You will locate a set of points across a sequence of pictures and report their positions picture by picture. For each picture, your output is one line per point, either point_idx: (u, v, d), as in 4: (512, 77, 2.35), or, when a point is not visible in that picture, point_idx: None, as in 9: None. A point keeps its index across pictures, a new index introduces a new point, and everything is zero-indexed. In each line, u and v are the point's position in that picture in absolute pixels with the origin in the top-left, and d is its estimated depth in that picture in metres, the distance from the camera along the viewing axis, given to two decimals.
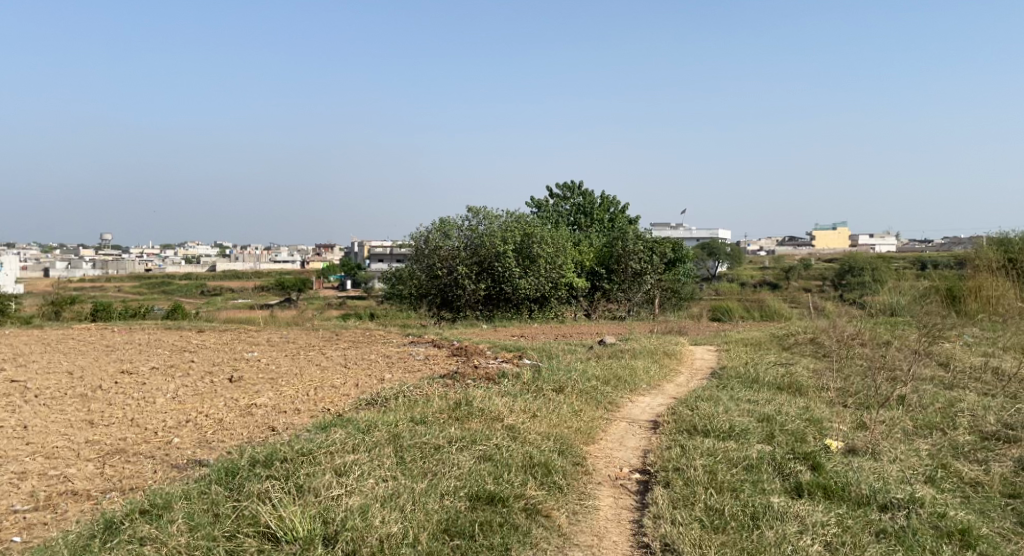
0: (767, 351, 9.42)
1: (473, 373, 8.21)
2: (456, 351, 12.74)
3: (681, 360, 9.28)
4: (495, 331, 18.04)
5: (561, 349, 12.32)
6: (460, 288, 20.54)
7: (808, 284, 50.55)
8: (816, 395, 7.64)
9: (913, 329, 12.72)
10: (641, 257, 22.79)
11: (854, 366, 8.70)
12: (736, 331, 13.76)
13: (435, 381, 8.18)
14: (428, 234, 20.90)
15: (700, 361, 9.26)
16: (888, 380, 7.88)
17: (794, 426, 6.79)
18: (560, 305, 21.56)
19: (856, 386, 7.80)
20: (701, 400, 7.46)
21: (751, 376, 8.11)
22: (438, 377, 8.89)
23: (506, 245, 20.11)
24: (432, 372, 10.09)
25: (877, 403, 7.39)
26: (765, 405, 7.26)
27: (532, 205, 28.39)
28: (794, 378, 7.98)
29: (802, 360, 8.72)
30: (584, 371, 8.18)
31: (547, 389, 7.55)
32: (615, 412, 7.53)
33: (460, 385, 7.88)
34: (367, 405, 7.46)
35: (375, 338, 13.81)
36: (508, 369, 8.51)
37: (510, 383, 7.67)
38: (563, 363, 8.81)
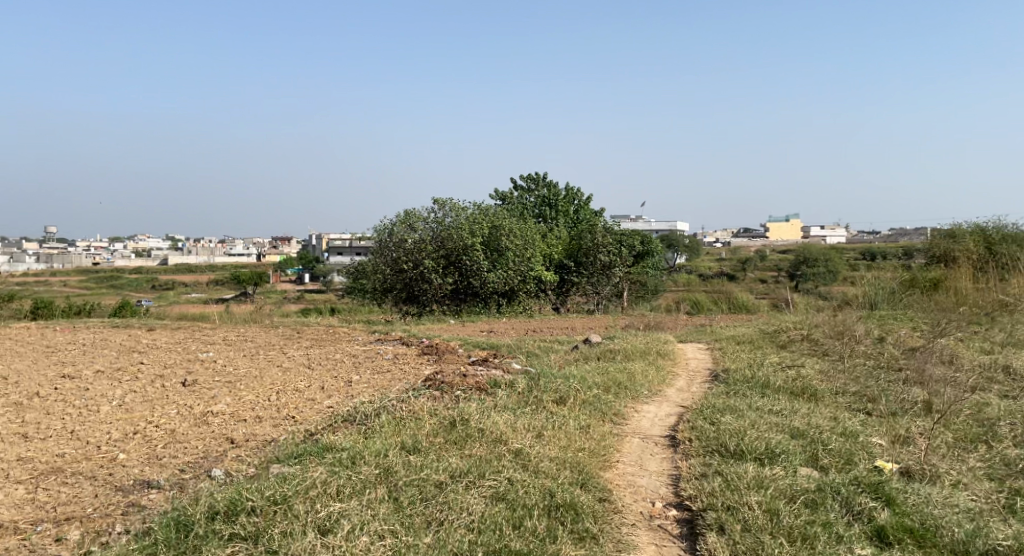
0: (766, 350, 8.86)
1: (458, 381, 7.52)
2: (428, 350, 11.99)
3: (675, 360, 8.67)
4: (463, 326, 17.33)
5: (540, 349, 11.66)
6: (426, 282, 19.69)
7: (767, 275, 50.60)
8: (834, 401, 7.09)
9: (898, 325, 12.32)
10: (610, 250, 22.17)
11: (862, 367, 8.19)
12: (716, 327, 13.25)
13: (417, 389, 7.47)
14: (391, 227, 19.99)
15: (695, 363, 8.66)
16: (908, 385, 7.37)
17: (839, 445, 6.17)
18: (528, 299, 20.91)
19: (874, 389, 7.27)
20: (721, 413, 6.85)
21: (761, 380, 7.52)
22: (418, 384, 8.19)
23: (474, 238, 19.38)
24: (408, 377, 9.38)
25: (909, 410, 6.85)
26: (794, 418, 6.64)
27: (496, 197, 27.69)
28: (806, 382, 7.42)
29: (807, 360, 8.18)
30: (581, 379, 7.54)
31: (548, 401, 6.92)
32: (623, 426, 6.94)
33: (447, 395, 7.20)
34: (343, 420, 6.73)
35: (339, 336, 13.00)
36: (496, 376, 7.83)
37: (505, 395, 7.01)
38: (554, 368, 8.16)
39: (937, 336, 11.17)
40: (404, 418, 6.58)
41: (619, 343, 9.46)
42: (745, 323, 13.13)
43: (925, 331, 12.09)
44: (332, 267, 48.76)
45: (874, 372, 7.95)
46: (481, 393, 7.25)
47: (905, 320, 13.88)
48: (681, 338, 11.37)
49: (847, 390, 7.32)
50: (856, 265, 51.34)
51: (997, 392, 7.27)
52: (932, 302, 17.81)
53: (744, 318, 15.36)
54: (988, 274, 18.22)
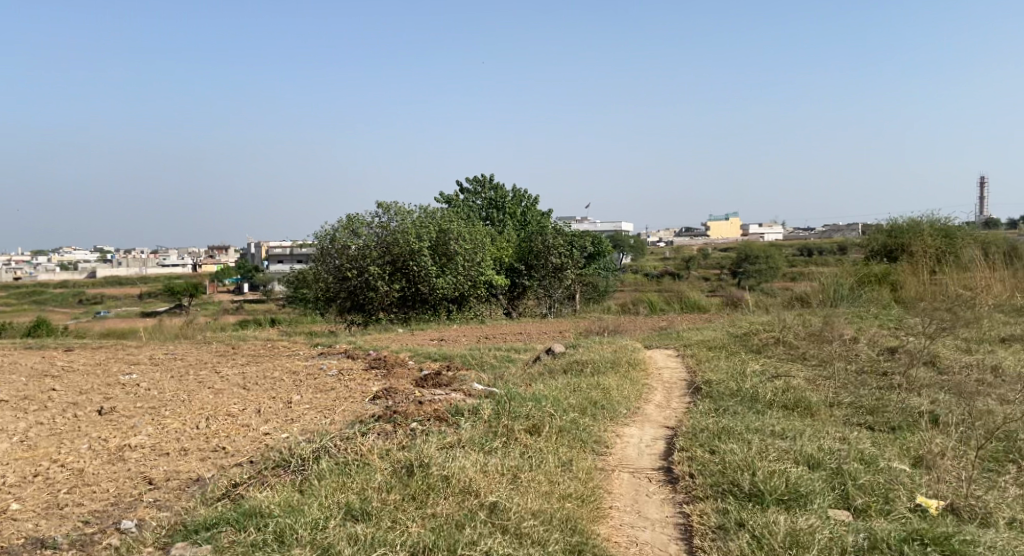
0: (743, 359, 8.25)
1: (413, 409, 6.73)
2: (376, 365, 11.16)
3: (648, 378, 8.01)
4: (411, 335, 16.52)
5: (496, 365, 10.93)
6: (372, 290, 18.84)
7: (712, 273, 50.64)
8: (830, 415, 6.55)
9: (863, 324, 11.89)
10: (562, 252, 21.54)
11: (846, 372, 7.67)
12: (675, 330, 12.67)
13: (366, 419, 6.68)
14: (333, 233, 19.03)
15: (668, 377, 8.02)
16: (903, 392, 6.85)
17: (868, 480, 5.55)
18: (479, 304, 20.25)
19: (871, 401, 6.71)
20: (720, 440, 6.23)
21: (749, 399, 6.91)
22: (369, 412, 7.41)
23: (422, 243, 18.58)
24: (356, 402, 8.60)
25: (916, 424, 6.32)
26: (804, 442, 6.01)
27: (441, 200, 26.86)
28: (800, 395, 6.85)
29: (791, 370, 7.63)
30: (552, 405, 6.84)
31: (519, 430, 6.33)
32: (608, 456, 6.36)
33: (403, 426, 6.42)
34: (278, 464, 5.89)
35: (278, 351, 12.10)
36: (455, 399, 7.10)
37: (469, 425, 6.34)
38: (517, 389, 7.42)
39: (907, 337, 10.76)
40: (350, 466, 5.75)
41: (585, 355, 8.76)
42: (707, 326, 12.57)
43: (892, 331, 11.69)
44: (272, 275, 47.41)
45: (861, 378, 7.41)
46: (439, 423, 6.48)
47: (868, 318, 13.49)
48: (646, 344, 10.75)
49: (842, 401, 6.77)
50: (798, 262, 51.69)
51: (997, 396, 6.80)
52: (888, 300, 17.55)
53: (706, 319, 14.84)
54: (943, 267, 18.05)
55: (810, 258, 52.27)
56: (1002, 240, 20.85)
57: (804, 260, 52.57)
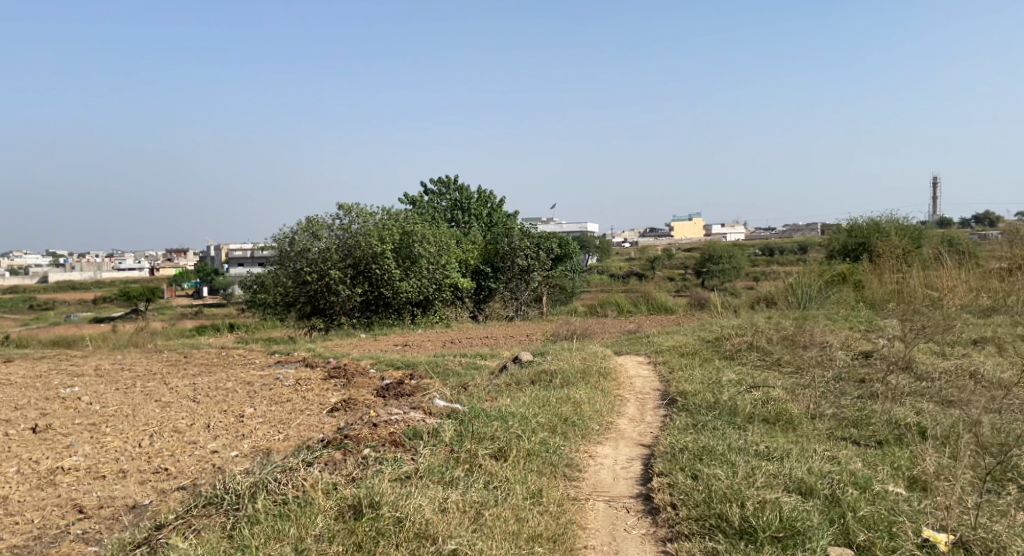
0: (718, 368, 7.94)
1: (369, 431, 6.35)
2: (335, 375, 10.70)
3: (620, 393, 7.67)
4: (373, 341, 16.07)
5: (461, 376, 10.54)
6: (334, 294, 18.35)
7: (676, 274, 50.60)
8: (813, 430, 6.33)
9: (834, 328, 11.67)
10: (528, 253, 21.19)
11: (821, 380, 7.44)
12: (643, 334, 12.37)
13: (315, 445, 6.26)
14: (292, 236, 18.52)
15: (641, 389, 7.76)
16: (886, 402, 6.62)
17: (869, 511, 5.24)
18: (444, 307, 19.86)
19: (856, 416, 6.45)
20: (703, 462, 5.92)
21: (727, 416, 6.61)
22: (328, 432, 7.05)
23: (384, 245, 18.15)
24: (314, 417, 8.19)
25: (905, 440, 6.07)
26: (793, 465, 5.73)
27: (405, 202, 26.39)
28: (780, 409, 6.63)
29: (767, 379, 7.38)
30: (519, 424, 6.50)
31: (485, 457, 6.04)
32: (581, 480, 6.10)
33: (355, 453, 6.01)
34: (210, 502, 5.45)
35: (232, 361, 11.59)
36: (418, 417, 6.78)
37: (429, 450, 6.05)
38: (482, 405, 7.04)
39: (880, 340, 10.55)
40: (288, 507, 5.35)
41: (553, 364, 8.40)
42: (676, 329, 12.27)
43: (864, 334, 11.48)
44: (232, 278, 46.52)
45: (839, 386, 7.14)
46: (395, 450, 6.08)
47: (838, 319, 13.30)
48: (616, 350, 10.43)
49: (824, 414, 6.54)
50: (762, 262, 51.83)
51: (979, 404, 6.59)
52: (856, 301, 17.42)
53: (674, 323, 14.58)
54: (909, 265, 17.96)
55: (774, 259, 52.43)
56: (966, 238, 20.87)
57: (767, 260, 52.77)
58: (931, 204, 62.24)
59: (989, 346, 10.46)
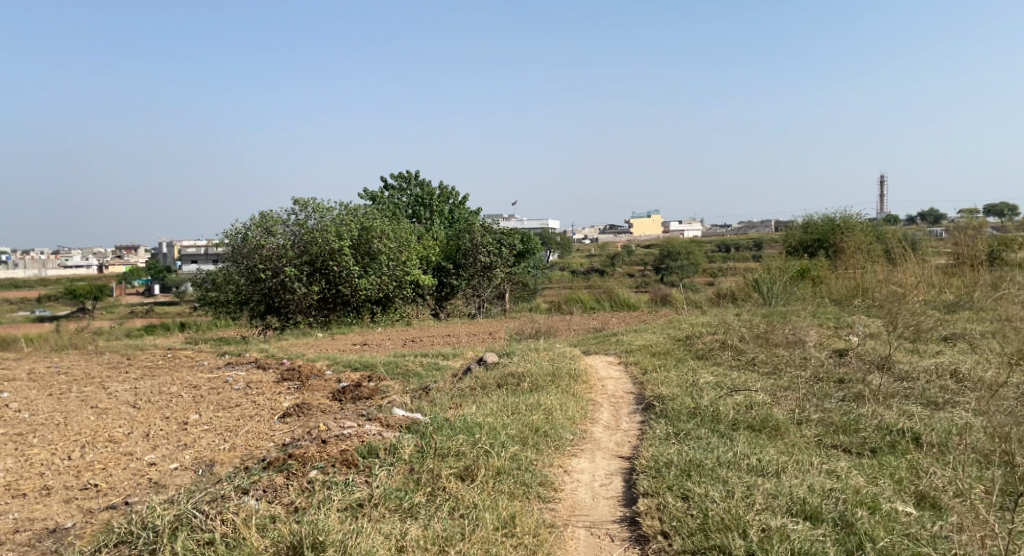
0: (694, 370, 7.62)
1: (319, 451, 5.97)
2: (288, 382, 10.21)
3: (593, 398, 7.31)
4: (330, 341, 15.58)
5: (422, 380, 10.13)
6: (289, 292, 17.76)
7: (636, 270, 50.50)
8: (802, 436, 6.07)
9: (803, 323, 11.42)
10: (490, 249, 20.77)
11: (800, 379, 7.17)
12: (607, 332, 12.06)
13: (255, 466, 5.86)
14: (244, 231, 17.71)
15: (611, 394, 7.44)
16: (873, 406, 6.38)
17: (889, 542, 4.85)
18: (404, 305, 19.52)
19: (844, 422, 6.20)
20: (695, 482, 5.55)
21: (710, 424, 6.33)
22: (286, 444, 6.64)
23: (342, 241, 17.63)
24: (266, 430, 7.80)
25: (900, 447, 5.81)
26: (793, 483, 5.40)
27: (364, 198, 25.79)
28: (767, 413, 6.36)
29: (749, 382, 7.09)
30: (486, 438, 6.17)
31: (450, 479, 5.68)
32: (558, 497, 5.74)
33: (300, 478, 5.65)
34: (122, 540, 5.07)
35: (180, 367, 11.03)
36: (380, 428, 6.39)
37: (386, 474, 5.68)
38: (445, 414, 6.65)
39: (851, 336, 10.32)
40: (213, 552, 4.98)
41: (521, 366, 8.02)
42: (643, 327, 11.95)
43: (834, 329, 11.24)
44: (184, 276, 45.46)
45: (821, 387, 6.88)
46: (345, 472, 5.72)
47: (805, 313, 13.09)
48: (583, 348, 10.08)
49: (811, 419, 6.28)
50: (720, 258, 51.94)
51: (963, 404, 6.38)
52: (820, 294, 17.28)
53: (640, 319, 14.28)
54: (872, 256, 17.86)
55: (733, 255, 52.58)
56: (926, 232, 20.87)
57: (726, 256, 52.94)
58: (884, 200, 62.96)
59: (959, 338, 10.28)
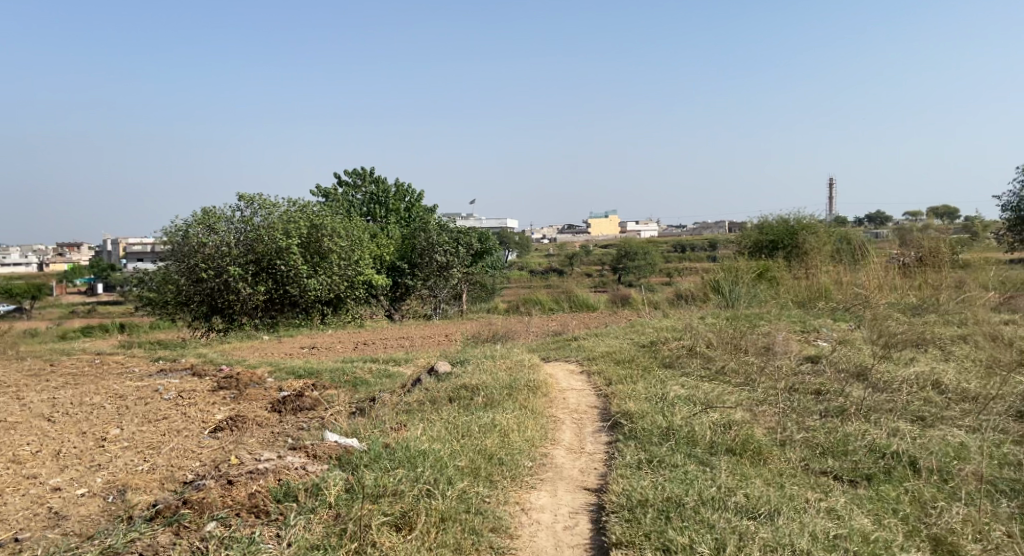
0: (661, 382, 7.13)
1: (221, 495, 5.36)
2: (224, 402, 9.53)
3: (553, 414, 6.83)
4: (277, 346, 15.04)
5: (370, 392, 9.53)
6: (233, 293, 16.97)
7: (595, 270, 50.21)
8: (787, 463, 5.64)
9: (771, 327, 11.01)
10: (447, 249, 20.14)
11: (773, 391, 6.74)
12: (565, 336, 11.61)
13: (140, 515, 5.28)
14: (185, 228, 16.96)
15: (571, 409, 6.97)
16: (860, 423, 6.04)
17: None
18: (357, 306, 18.97)
19: (833, 443, 5.82)
20: (676, 527, 5.01)
21: (686, 447, 5.87)
22: (204, 473, 6.02)
23: (290, 239, 16.91)
24: (194, 446, 7.62)
25: (899, 476, 5.46)
26: (791, 531, 4.85)
27: (318, 195, 24.99)
28: (749, 436, 5.92)
29: (722, 396, 6.66)
30: (432, 472, 5.61)
31: (379, 529, 5.12)
32: (517, 543, 5.22)
33: (191, 534, 5.08)
34: None
35: (109, 383, 10.30)
36: (300, 460, 5.81)
37: (296, 528, 5.08)
38: (391, 438, 6.11)
39: (819, 341, 9.92)
40: None
41: (476, 378, 7.46)
42: (604, 330, 11.44)
43: (804, 332, 10.84)
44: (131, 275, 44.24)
45: (801, 403, 6.48)
46: (249, 524, 5.16)
47: (769, 315, 12.72)
48: (543, 354, 9.58)
49: (797, 440, 5.88)
50: (680, 258, 51.81)
51: (955, 421, 6.04)
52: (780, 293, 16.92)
53: (600, 322, 13.81)
54: (831, 254, 17.60)
55: (693, 255, 52.50)
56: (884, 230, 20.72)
57: (684, 256, 52.93)
58: (830, 202, 63.51)
59: (929, 337, 9.94)
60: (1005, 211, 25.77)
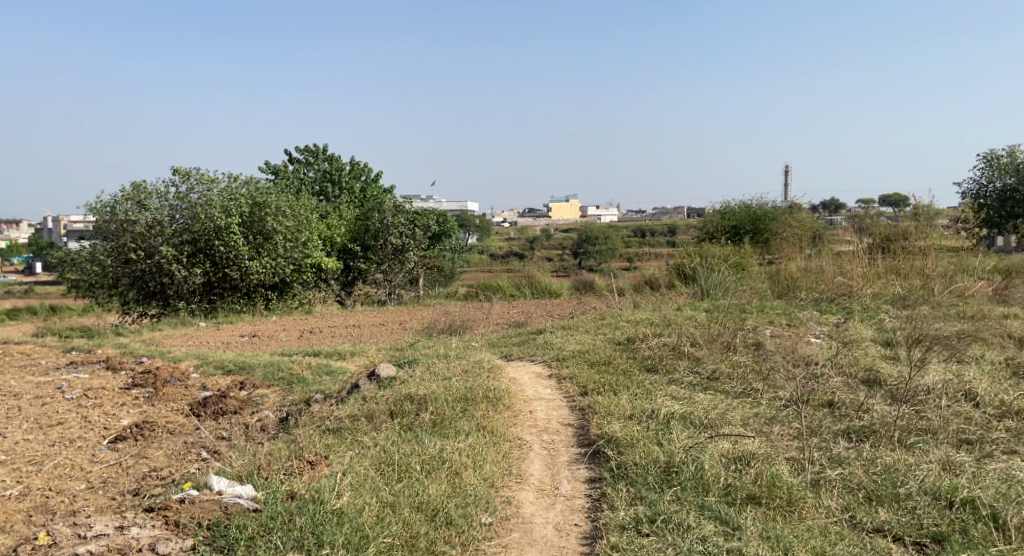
0: (646, 395, 6.24)
1: None
2: (137, 414, 8.34)
3: (522, 440, 5.92)
4: (215, 334, 13.87)
5: (307, 396, 8.40)
6: (167, 276, 15.85)
7: (555, 254, 49.35)
8: (826, 515, 4.86)
9: (751, 318, 10.13)
10: (402, 231, 18.90)
11: (782, 414, 5.87)
12: (522, 328, 10.68)
13: None
14: (112, 204, 15.65)
15: (541, 430, 6.06)
16: (912, 459, 5.27)
17: None
18: (305, 290, 17.74)
19: (878, 487, 5.04)
20: None
21: (697, 495, 5.03)
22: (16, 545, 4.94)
23: (230, 219, 15.61)
24: (89, 463, 6.73)
25: (978, 535, 4.63)
26: None
27: (267, 172, 23.63)
28: (776, 475, 5.11)
29: (726, 420, 5.79)
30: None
31: None
32: None
33: None
34: None
35: (9, 392, 9.13)
36: (129, 541, 4.77)
37: None
38: (316, 489, 5.13)
39: (809, 336, 9.01)
40: None
41: (426, 389, 6.49)
42: (571, 323, 10.39)
43: (786, 322, 9.97)
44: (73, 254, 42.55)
45: (827, 428, 5.68)
46: None
47: (747, 305, 11.76)
48: (502, 350, 8.55)
49: (835, 480, 5.12)
50: (640, 243, 51.13)
51: (1015, 453, 5.31)
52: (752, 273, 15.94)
53: (563, 313, 12.78)
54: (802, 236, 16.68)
55: (655, 240, 51.82)
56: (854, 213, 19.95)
57: (643, 241, 52.32)
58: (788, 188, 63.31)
59: (924, 325, 9.10)
60: (966, 198, 25.23)
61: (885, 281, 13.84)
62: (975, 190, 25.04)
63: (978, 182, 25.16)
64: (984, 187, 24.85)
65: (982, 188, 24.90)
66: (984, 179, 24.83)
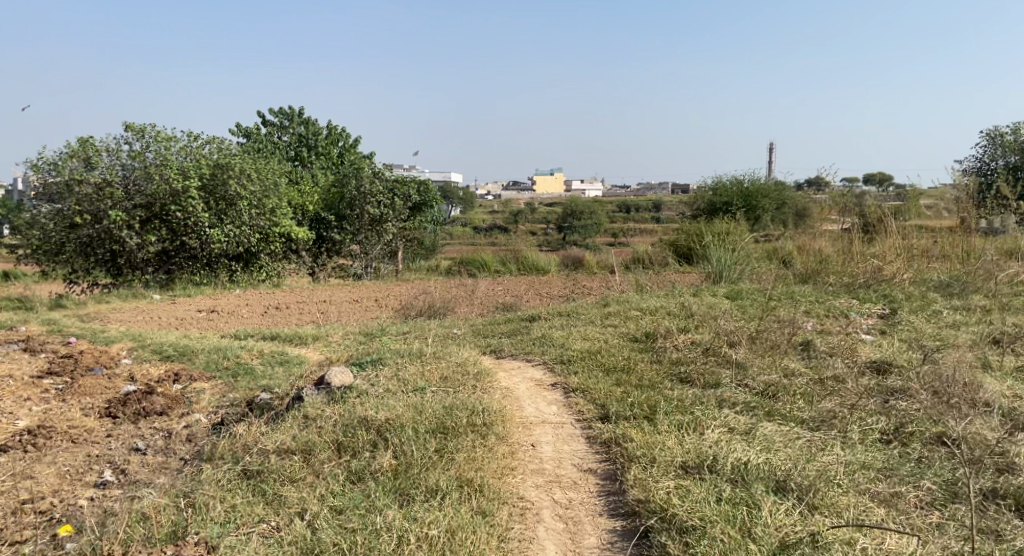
0: (693, 433, 5.07)
1: None
2: (41, 413, 6.76)
3: (540, 511, 4.63)
4: (169, 310, 12.19)
5: (252, 396, 6.88)
6: (118, 243, 14.11)
7: (536, 228, 47.57)
8: None
9: (784, 306, 8.71)
10: (382, 199, 17.23)
11: (903, 487, 4.62)
12: (512, 313, 9.15)
13: None
14: (55, 160, 13.80)
15: (555, 490, 4.77)
16: None
17: None
18: (274, 262, 16.09)
19: None
20: None
21: None
22: None
23: (188, 182, 13.89)
24: None
25: None
26: None
27: (238, 134, 21.83)
28: None
29: (832, 493, 4.54)
30: None
31: None
32: None
33: None
34: None
35: None
36: None
37: None
38: None
39: (859, 329, 7.58)
40: None
41: (389, 412, 5.25)
42: (571, 309, 8.84)
43: (825, 311, 8.55)
44: None
45: (990, 513, 4.47)
46: None
47: (772, 290, 10.33)
48: (487, 343, 7.06)
49: None
50: (624, 218, 49.40)
51: None
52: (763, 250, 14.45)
53: (557, 295, 11.20)
54: (814, 207, 15.12)
55: (640, 216, 50.14)
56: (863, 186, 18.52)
57: (627, 216, 50.67)
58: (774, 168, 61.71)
59: (993, 320, 7.78)
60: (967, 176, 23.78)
61: (927, 261, 12.12)
62: (977, 167, 23.58)
63: (980, 160, 23.68)
64: (985, 164, 23.40)
65: (984, 166, 23.46)
66: (986, 157, 23.37)
